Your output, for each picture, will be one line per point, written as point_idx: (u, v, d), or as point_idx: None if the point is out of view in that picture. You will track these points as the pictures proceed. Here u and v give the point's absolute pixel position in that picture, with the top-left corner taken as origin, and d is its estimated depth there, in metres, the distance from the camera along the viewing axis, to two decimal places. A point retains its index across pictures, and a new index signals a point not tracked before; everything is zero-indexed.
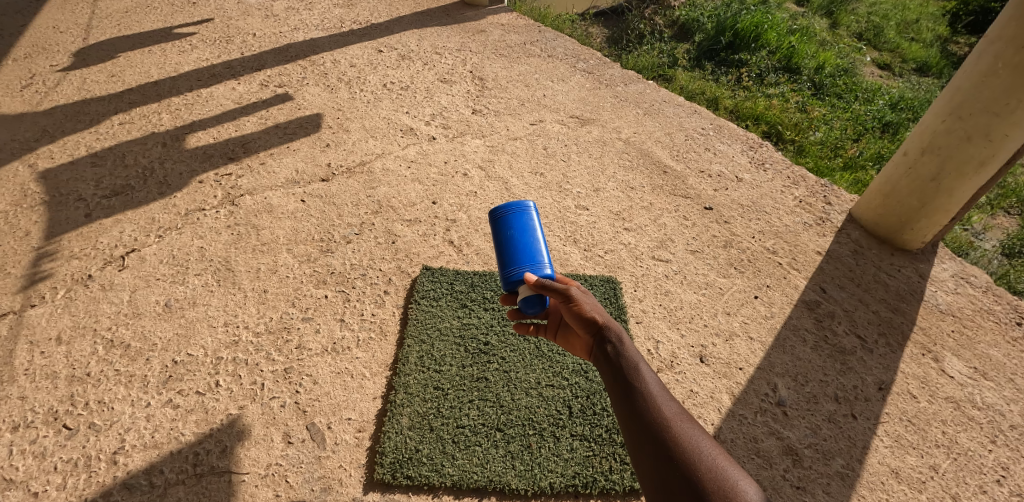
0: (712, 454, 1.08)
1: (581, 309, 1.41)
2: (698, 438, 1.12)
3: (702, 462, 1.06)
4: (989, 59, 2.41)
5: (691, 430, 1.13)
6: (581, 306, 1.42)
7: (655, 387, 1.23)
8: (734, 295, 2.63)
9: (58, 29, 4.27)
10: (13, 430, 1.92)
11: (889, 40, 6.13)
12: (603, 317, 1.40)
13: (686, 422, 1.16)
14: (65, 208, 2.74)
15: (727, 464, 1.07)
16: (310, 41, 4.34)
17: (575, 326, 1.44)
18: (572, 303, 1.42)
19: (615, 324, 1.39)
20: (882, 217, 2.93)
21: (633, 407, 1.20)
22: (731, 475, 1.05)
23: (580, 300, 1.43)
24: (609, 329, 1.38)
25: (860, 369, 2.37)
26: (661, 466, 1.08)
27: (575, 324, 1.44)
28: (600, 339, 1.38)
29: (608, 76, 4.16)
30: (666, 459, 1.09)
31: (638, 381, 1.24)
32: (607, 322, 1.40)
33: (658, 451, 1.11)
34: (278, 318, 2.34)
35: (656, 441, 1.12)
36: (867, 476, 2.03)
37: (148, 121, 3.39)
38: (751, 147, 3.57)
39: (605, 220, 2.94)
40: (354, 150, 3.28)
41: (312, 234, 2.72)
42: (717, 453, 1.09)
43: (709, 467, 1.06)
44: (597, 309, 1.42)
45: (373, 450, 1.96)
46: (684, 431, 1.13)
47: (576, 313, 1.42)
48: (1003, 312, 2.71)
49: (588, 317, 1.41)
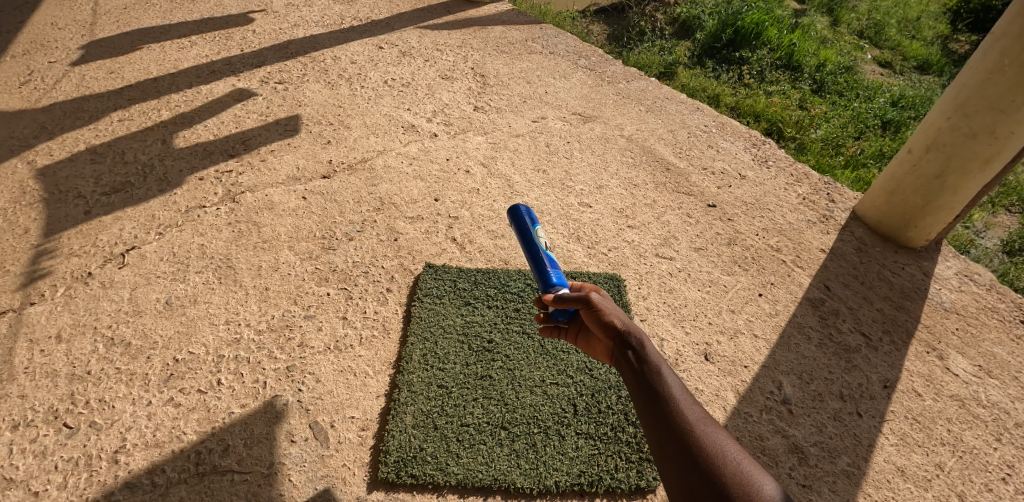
0: (738, 460, 1.07)
1: (601, 314, 1.38)
2: (723, 444, 1.10)
3: (728, 468, 1.05)
4: (995, 55, 2.39)
5: (715, 435, 1.12)
6: (601, 310, 1.39)
7: (679, 391, 1.21)
8: (738, 293, 2.62)
9: (56, 26, 4.24)
10: (13, 429, 1.90)
11: (890, 38, 6.11)
12: (622, 320, 1.38)
13: (710, 426, 1.15)
14: (65, 206, 2.72)
15: (752, 470, 1.06)
16: (310, 38, 4.32)
17: (593, 331, 1.41)
18: (593, 310, 1.39)
19: (636, 327, 1.36)
20: (886, 215, 2.92)
21: (657, 410, 1.17)
22: (757, 481, 1.04)
23: (601, 305, 1.40)
24: (629, 331, 1.35)
25: (865, 367, 2.36)
26: (688, 473, 1.06)
27: (593, 326, 1.40)
28: (619, 340, 1.34)
29: (610, 73, 4.14)
30: (692, 465, 1.07)
31: (660, 383, 1.22)
32: (627, 324, 1.37)
33: (684, 456, 1.08)
34: (280, 316, 2.32)
35: (683, 447, 1.10)
36: (873, 475, 2.02)
37: (148, 117, 3.37)
38: (754, 144, 3.56)
39: (608, 218, 2.93)
40: (355, 147, 3.26)
41: (314, 232, 2.71)
42: (743, 459, 1.08)
43: (735, 473, 1.05)
44: (617, 312, 1.39)
45: (376, 448, 1.95)
46: (709, 435, 1.12)
47: (596, 317, 1.38)
48: (1006, 309, 2.70)
49: (608, 319, 1.37)
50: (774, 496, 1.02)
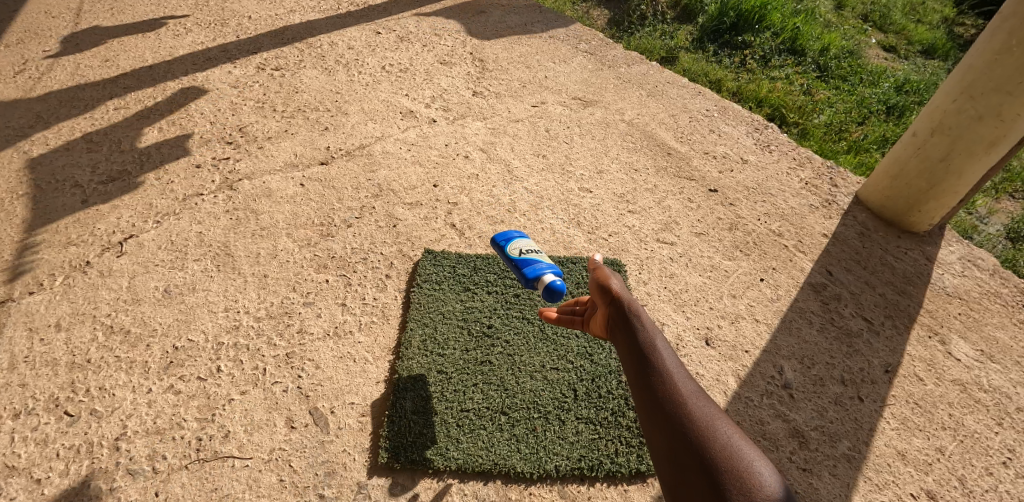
0: (728, 434, 1.10)
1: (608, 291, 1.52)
2: (715, 421, 1.13)
3: (717, 440, 1.08)
4: (1002, 37, 2.35)
5: (707, 410, 1.15)
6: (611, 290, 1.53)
7: (676, 371, 1.25)
8: (740, 277, 2.60)
9: (50, 15, 4.19)
10: (14, 417, 1.91)
11: (896, 22, 6.01)
12: (627, 300, 1.48)
13: (702, 402, 1.18)
14: (62, 195, 2.70)
15: (743, 444, 1.08)
16: (307, 24, 4.26)
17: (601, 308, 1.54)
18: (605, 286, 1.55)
19: (639, 310, 1.44)
20: (888, 199, 2.89)
21: (651, 387, 1.23)
22: (746, 454, 1.05)
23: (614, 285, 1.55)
24: (631, 312, 1.43)
25: (866, 352, 2.35)
26: (674, 447, 1.10)
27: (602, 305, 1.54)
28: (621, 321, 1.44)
29: (610, 57, 4.09)
30: (680, 439, 1.10)
31: (657, 362, 1.28)
32: (631, 304, 1.48)
33: (673, 430, 1.12)
34: (279, 303, 2.31)
35: (674, 422, 1.13)
36: (873, 459, 2.02)
37: (143, 105, 3.34)
38: (756, 129, 3.52)
39: (609, 203, 2.91)
40: (354, 133, 3.23)
41: (312, 218, 2.69)
42: (734, 435, 1.10)
43: (722, 445, 1.07)
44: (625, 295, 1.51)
45: (377, 434, 1.95)
46: (699, 409, 1.15)
47: (604, 294, 1.53)
48: (1009, 294, 2.68)
49: (613, 298, 1.50)
50: (762, 471, 1.02)
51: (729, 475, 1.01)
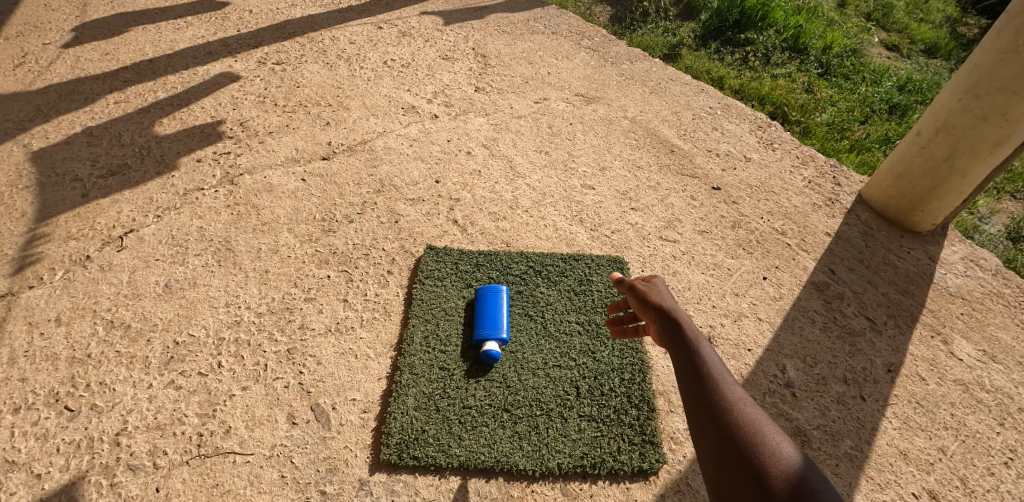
0: (777, 443, 1.06)
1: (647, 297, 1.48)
2: (763, 429, 1.09)
3: (765, 448, 1.05)
4: (1009, 36, 2.32)
5: (754, 417, 1.12)
6: (649, 296, 1.49)
7: (722, 375, 1.22)
8: (743, 276, 2.60)
9: (50, 7, 4.16)
10: (14, 412, 1.90)
11: (898, 20, 5.99)
12: (668, 306, 1.44)
13: (749, 408, 1.15)
14: (62, 189, 2.69)
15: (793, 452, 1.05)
16: (308, 18, 4.24)
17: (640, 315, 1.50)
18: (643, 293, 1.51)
19: (681, 313, 1.40)
20: (892, 198, 2.88)
21: (697, 393, 1.19)
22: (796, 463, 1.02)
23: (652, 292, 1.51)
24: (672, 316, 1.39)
25: (869, 351, 2.35)
26: (723, 452, 1.07)
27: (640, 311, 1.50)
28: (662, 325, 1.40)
29: (613, 53, 4.07)
30: (728, 447, 1.07)
31: (701, 365, 1.24)
32: (672, 307, 1.43)
33: (720, 437, 1.10)
34: (280, 298, 2.30)
35: (721, 429, 1.11)
36: (875, 458, 2.02)
37: (144, 99, 3.32)
38: (760, 127, 3.51)
39: (612, 200, 2.90)
40: (355, 128, 3.21)
41: (314, 214, 2.68)
42: (783, 443, 1.07)
43: (770, 454, 1.04)
44: (665, 300, 1.47)
45: (379, 430, 1.94)
46: (746, 415, 1.12)
47: (642, 301, 1.49)
48: (1012, 294, 2.68)
49: (653, 304, 1.46)
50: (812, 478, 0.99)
51: (781, 483, 0.98)
